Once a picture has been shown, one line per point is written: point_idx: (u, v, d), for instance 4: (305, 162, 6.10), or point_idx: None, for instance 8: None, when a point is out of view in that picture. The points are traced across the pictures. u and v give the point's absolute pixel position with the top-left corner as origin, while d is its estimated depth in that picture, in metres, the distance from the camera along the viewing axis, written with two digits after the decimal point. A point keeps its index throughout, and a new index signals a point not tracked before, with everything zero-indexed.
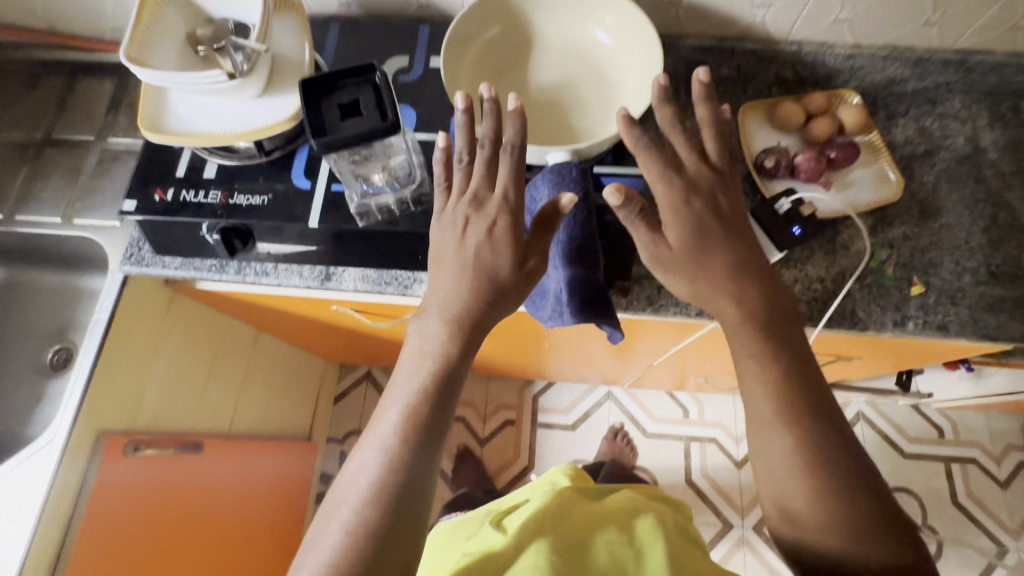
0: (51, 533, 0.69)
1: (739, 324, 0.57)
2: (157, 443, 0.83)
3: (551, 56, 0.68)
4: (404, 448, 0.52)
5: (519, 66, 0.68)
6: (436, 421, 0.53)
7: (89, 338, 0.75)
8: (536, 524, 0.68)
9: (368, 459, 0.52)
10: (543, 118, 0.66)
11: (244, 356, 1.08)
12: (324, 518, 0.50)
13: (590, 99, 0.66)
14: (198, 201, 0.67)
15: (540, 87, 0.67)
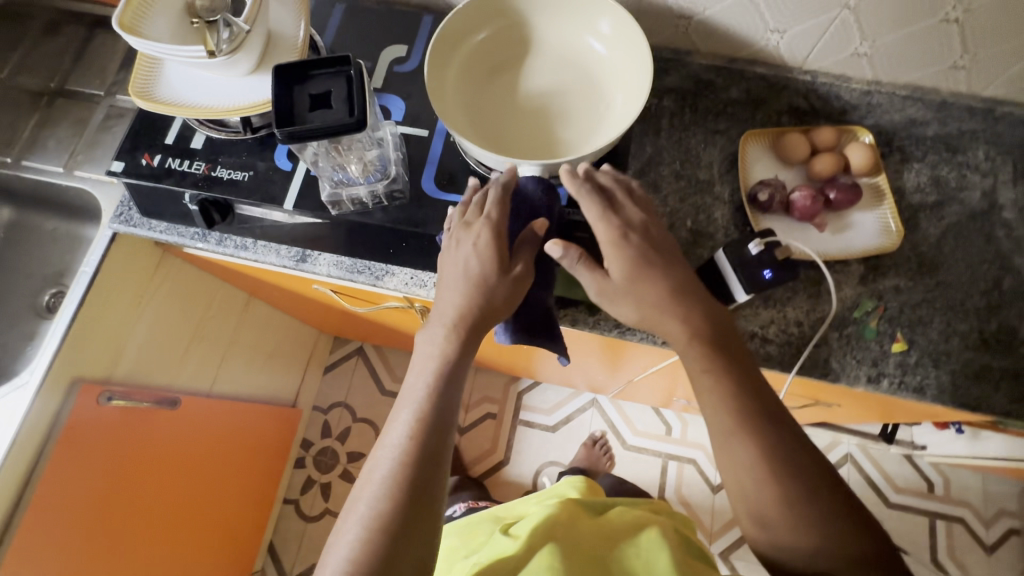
0: (19, 465, 0.74)
1: (687, 341, 0.56)
2: (131, 396, 0.86)
3: (544, 62, 0.66)
4: (413, 445, 0.53)
5: (510, 71, 0.66)
6: (440, 417, 0.55)
7: (73, 288, 0.78)
8: (548, 528, 0.68)
9: (381, 458, 0.53)
10: (526, 126, 0.64)
11: (233, 321, 1.10)
12: (345, 517, 0.53)
13: (577, 111, 0.64)
14: (182, 170, 0.68)
15: (528, 95, 0.66)
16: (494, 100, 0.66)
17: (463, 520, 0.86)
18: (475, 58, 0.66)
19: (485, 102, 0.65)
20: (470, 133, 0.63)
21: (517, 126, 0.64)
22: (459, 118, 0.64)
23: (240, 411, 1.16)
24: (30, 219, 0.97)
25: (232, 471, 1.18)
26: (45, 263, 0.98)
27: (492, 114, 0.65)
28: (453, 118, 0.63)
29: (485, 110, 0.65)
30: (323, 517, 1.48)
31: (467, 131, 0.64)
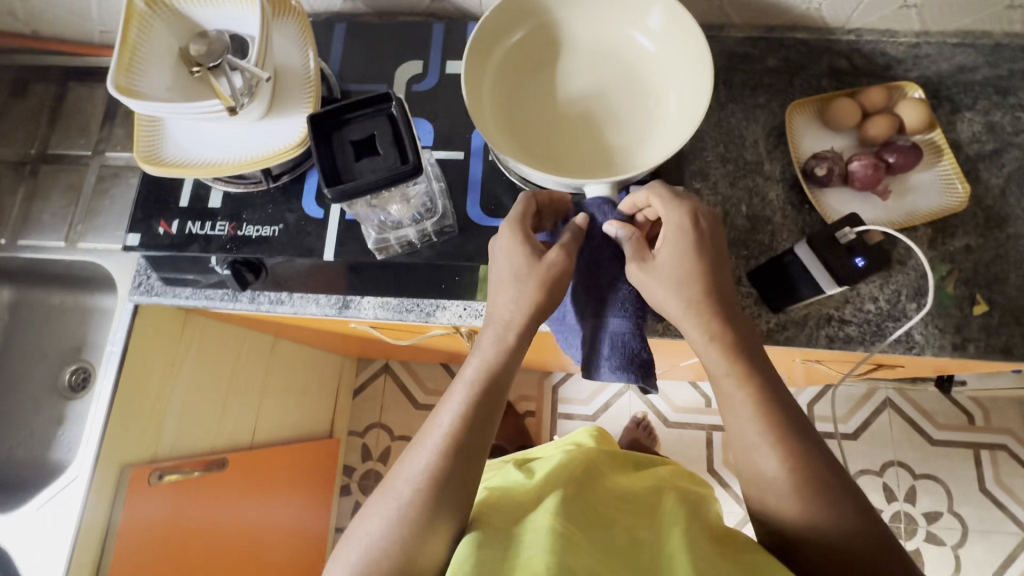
0: (84, 567, 0.70)
1: (707, 342, 0.53)
2: (180, 468, 0.82)
3: (582, 65, 0.61)
4: (451, 446, 0.51)
5: (547, 79, 0.61)
6: (484, 424, 0.52)
7: (104, 370, 0.73)
8: (565, 478, 0.61)
9: (418, 456, 0.52)
10: (572, 137, 0.60)
11: (263, 365, 1.06)
12: (372, 504, 0.51)
13: (625, 115, 0.60)
14: (206, 233, 0.62)
15: (570, 103, 0.61)
16: (534, 112, 0.60)
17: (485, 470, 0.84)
18: (509, 68, 0.61)
19: (524, 115, 0.60)
20: (514, 152, 0.58)
21: (562, 139, 0.60)
22: (500, 136, 0.59)
23: (283, 456, 1.12)
24: (34, 295, 0.92)
25: (283, 517, 1.14)
26: (57, 339, 0.93)
27: (534, 127, 0.60)
28: (496, 137, 0.58)
29: (525, 123, 0.60)
30: None
31: (510, 150, 0.59)
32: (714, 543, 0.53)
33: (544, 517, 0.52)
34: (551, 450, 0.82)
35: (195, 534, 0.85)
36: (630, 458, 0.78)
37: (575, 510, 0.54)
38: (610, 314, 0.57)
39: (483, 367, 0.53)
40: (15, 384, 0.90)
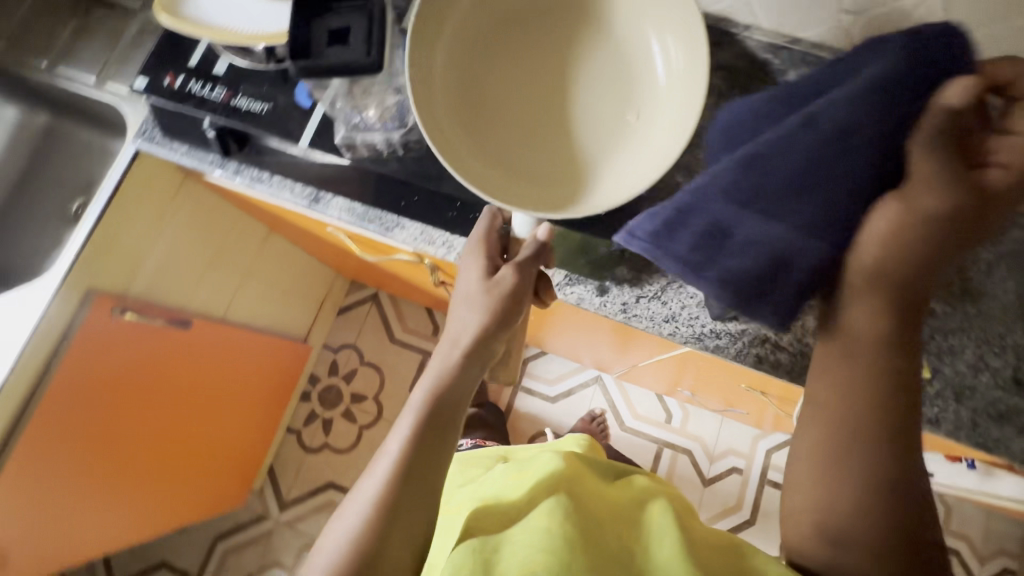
0: (33, 363, 0.77)
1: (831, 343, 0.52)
2: (144, 311, 0.88)
3: (571, 76, 0.59)
4: (425, 415, 0.57)
5: (528, 78, 0.59)
6: (457, 393, 0.58)
7: (96, 202, 0.80)
8: (557, 480, 0.67)
9: (399, 431, 0.57)
10: (512, 141, 0.57)
11: (251, 251, 1.12)
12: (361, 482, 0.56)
13: (591, 138, 0.56)
14: (202, 94, 0.66)
15: (543, 112, 0.58)
16: (502, 105, 0.57)
17: (469, 457, 0.90)
18: (486, 54, 0.58)
19: (493, 106, 0.57)
20: (462, 136, 0.55)
21: (521, 145, 0.56)
22: (443, 110, 0.55)
23: (251, 341, 1.19)
24: (66, 126, 0.99)
25: (235, 398, 1.21)
26: (76, 172, 1.00)
27: (495, 120, 0.57)
28: (435, 102, 0.54)
29: (489, 118, 0.57)
30: (323, 450, 1.55)
31: (442, 116, 0.55)
32: (701, 558, 0.57)
33: (533, 523, 0.60)
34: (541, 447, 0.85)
35: (145, 375, 0.92)
36: (625, 465, 0.79)
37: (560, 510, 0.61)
38: (806, 229, 0.51)
39: (458, 340, 0.58)
40: (30, 200, 0.99)
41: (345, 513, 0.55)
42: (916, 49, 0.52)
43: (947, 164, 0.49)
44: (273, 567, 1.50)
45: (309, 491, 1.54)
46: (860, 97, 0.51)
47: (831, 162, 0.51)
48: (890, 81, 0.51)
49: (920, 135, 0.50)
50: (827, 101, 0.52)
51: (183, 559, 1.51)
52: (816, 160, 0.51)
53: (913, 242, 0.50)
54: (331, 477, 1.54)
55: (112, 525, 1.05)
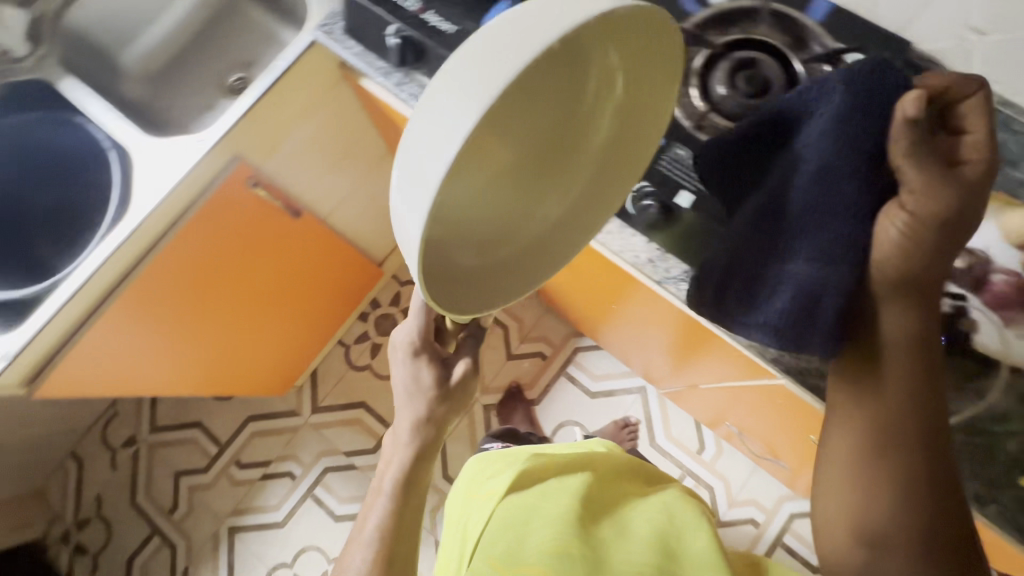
0: (174, 206, 0.83)
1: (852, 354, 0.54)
2: (270, 190, 0.93)
3: (555, 99, 0.50)
4: (408, 455, 0.70)
5: (502, 120, 0.46)
6: (432, 425, 0.71)
7: (264, 76, 0.84)
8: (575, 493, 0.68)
9: (388, 472, 0.70)
10: (472, 225, 0.53)
11: (367, 165, 1.16)
12: (367, 510, 0.70)
13: (535, 204, 0.56)
14: (398, 3, 0.70)
15: (515, 145, 0.50)
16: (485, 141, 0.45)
17: (501, 453, 0.89)
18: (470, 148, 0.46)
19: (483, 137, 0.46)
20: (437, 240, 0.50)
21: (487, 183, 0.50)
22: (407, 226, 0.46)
23: (340, 247, 1.24)
24: (244, 3, 1.05)
25: (309, 297, 1.28)
26: (239, 48, 1.05)
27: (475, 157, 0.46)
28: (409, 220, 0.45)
29: (465, 227, 0.52)
30: (365, 370, 1.62)
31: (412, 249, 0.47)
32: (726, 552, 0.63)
33: (565, 502, 0.66)
34: (568, 446, 0.89)
35: (250, 245, 0.97)
36: (643, 467, 0.86)
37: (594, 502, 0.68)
38: (819, 258, 0.48)
39: (419, 402, 0.70)
40: (193, 62, 1.05)
41: (367, 525, 0.69)
42: (868, 85, 0.46)
43: (941, 169, 0.45)
44: (291, 461, 1.58)
45: (341, 404, 1.61)
46: (838, 131, 0.47)
47: (835, 200, 0.47)
48: (858, 103, 0.46)
49: (916, 130, 0.44)
50: (796, 146, 0.50)
51: (216, 427, 1.62)
52: (816, 202, 0.48)
53: (917, 258, 0.48)
54: (364, 397, 1.61)
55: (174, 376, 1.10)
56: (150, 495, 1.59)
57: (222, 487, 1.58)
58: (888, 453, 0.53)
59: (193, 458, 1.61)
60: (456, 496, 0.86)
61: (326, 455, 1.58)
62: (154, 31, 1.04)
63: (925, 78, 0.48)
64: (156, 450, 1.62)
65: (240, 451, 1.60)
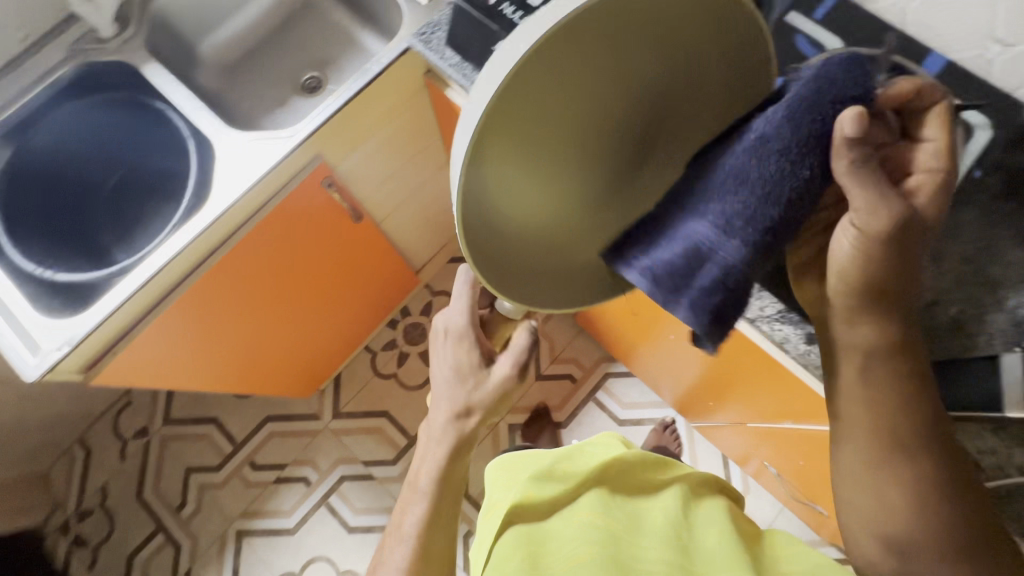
0: (252, 202, 0.82)
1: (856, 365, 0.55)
2: (342, 193, 0.92)
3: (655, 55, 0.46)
4: (438, 458, 0.71)
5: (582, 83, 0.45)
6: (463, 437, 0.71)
7: (355, 79, 0.83)
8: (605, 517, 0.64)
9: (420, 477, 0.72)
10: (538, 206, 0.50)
11: (426, 173, 1.15)
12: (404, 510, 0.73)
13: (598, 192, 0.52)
14: (513, 19, 0.69)
15: (603, 129, 0.48)
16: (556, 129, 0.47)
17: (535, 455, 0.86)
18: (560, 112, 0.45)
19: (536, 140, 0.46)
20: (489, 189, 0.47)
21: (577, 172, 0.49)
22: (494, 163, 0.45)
23: (389, 252, 1.23)
24: (325, 3, 1.05)
25: (350, 301, 1.27)
26: (316, 46, 1.05)
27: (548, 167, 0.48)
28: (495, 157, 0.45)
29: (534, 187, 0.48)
30: (391, 379, 1.60)
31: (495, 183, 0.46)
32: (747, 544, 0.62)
33: (583, 517, 0.65)
34: (591, 447, 0.83)
35: (311, 243, 0.95)
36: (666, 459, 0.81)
37: (614, 509, 0.66)
38: (738, 229, 0.45)
39: (449, 405, 0.71)
40: (270, 55, 1.05)
41: (405, 525, 0.71)
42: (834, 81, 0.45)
43: (880, 186, 0.48)
44: (308, 466, 1.54)
45: (364, 411, 1.58)
46: (798, 115, 0.44)
47: (769, 175, 0.44)
48: (821, 87, 0.45)
49: (864, 145, 0.45)
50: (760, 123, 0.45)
51: (233, 424, 1.59)
52: (766, 189, 0.44)
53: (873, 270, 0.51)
54: (388, 406, 1.58)
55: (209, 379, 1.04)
56: (158, 489, 1.54)
57: (233, 487, 1.53)
58: (899, 459, 0.54)
59: (206, 454, 1.56)
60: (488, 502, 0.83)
61: (343, 462, 1.54)
62: (233, 23, 1.01)
63: (896, 82, 0.48)
64: (168, 443, 1.58)
65: (255, 452, 1.56)
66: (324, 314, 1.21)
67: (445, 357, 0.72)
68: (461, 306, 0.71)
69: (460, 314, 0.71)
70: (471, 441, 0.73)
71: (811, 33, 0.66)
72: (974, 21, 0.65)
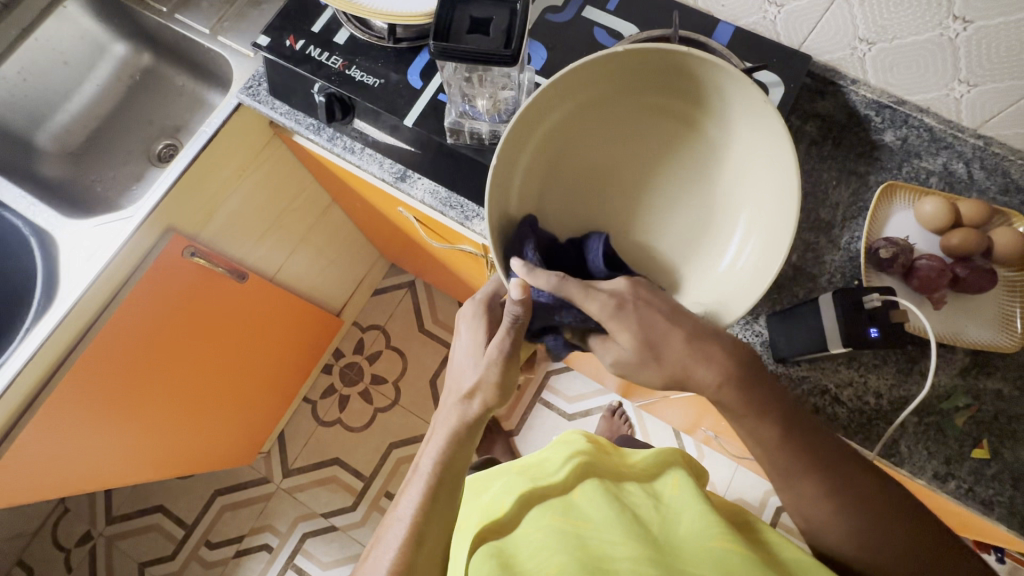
0: (106, 287, 0.80)
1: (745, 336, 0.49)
2: (211, 258, 0.90)
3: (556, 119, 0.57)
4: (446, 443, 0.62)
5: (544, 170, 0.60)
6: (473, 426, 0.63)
7: (190, 144, 0.82)
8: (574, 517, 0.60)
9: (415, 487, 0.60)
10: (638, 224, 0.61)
11: (312, 218, 1.13)
12: (385, 534, 0.59)
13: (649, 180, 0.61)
14: (320, 60, 0.70)
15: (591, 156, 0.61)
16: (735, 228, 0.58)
17: (488, 476, 0.84)
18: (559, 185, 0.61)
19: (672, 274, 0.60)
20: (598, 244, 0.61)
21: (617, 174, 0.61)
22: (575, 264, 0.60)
23: (294, 304, 1.19)
24: (164, 69, 1.03)
25: (267, 360, 1.24)
26: (165, 114, 1.04)
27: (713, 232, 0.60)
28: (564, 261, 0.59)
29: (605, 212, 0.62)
30: (335, 425, 1.56)
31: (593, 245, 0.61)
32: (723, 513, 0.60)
33: (545, 522, 0.60)
34: (547, 450, 0.81)
35: (184, 316, 0.91)
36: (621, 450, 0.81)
37: (579, 509, 0.61)
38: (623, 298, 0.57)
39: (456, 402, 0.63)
40: (119, 134, 1.03)
41: (401, 505, 0.60)
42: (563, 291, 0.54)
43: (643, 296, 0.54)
44: (267, 532, 1.50)
45: (314, 463, 1.54)
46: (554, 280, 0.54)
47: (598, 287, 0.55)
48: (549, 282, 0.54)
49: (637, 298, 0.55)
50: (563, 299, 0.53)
51: (181, 507, 1.52)
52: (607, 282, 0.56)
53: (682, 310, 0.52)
54: (337, 453, 1.54)
55: (117, 464, 1.02)
56: None
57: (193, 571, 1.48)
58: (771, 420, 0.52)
59: (158, 545, 1.50)
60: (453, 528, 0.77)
61: (303, 520, 1.50)
62: (69, 106, 1.01)
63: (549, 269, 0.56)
64: (115, 542, 1.51)
65: (209, 530, 1.50)
66: (238, 379, 1.18)
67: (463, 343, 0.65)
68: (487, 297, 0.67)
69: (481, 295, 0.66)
70: (478, 434, 0.65)
71: (606, 24, 0.71)
72: None
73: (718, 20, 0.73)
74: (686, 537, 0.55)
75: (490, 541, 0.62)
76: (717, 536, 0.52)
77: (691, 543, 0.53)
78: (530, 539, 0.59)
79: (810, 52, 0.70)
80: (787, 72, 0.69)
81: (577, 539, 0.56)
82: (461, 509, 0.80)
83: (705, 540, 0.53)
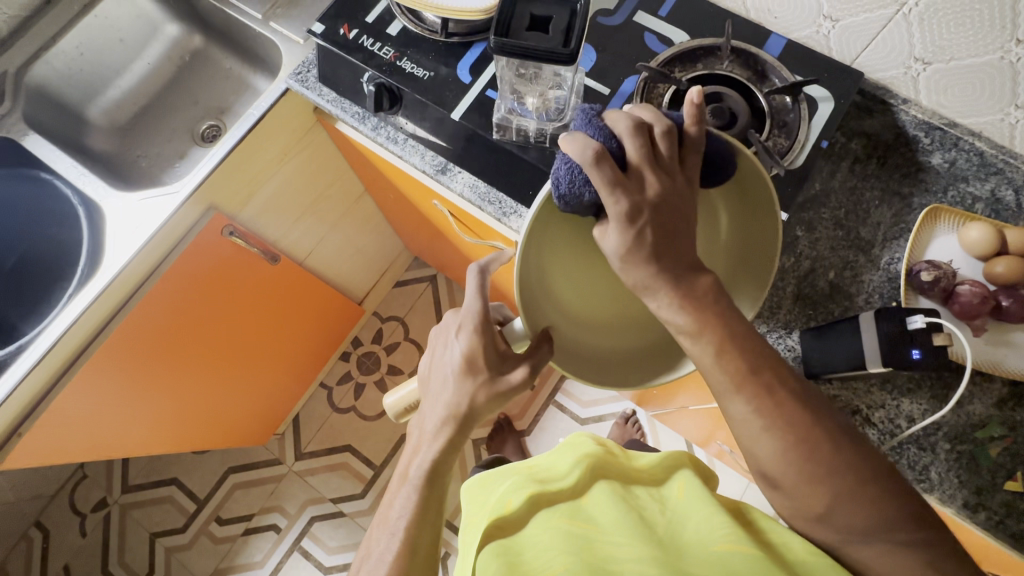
0: (148, 260, 0.82)
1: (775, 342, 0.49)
2: (247, 239, 0.92)
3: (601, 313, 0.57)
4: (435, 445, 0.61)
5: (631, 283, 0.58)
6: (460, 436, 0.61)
7: (238, 126, 0.84)
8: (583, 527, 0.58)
9: (409, 491, 0.61)
10: None
11: (344, 206, 1.14)
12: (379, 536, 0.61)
13: None
14: (372, 50, 0.72)
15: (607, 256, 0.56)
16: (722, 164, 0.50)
17: (488, 474, 0.85)
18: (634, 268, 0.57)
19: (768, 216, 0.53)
20: None
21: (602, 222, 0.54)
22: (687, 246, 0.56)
23: (318, 289, 1.20)
24: (213, 52, 1.06)
25: (291, 342, 1.25)
26: (210, 95, 1.07)
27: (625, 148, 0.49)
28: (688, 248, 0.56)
29: None
30: (350, 412, 1.58)
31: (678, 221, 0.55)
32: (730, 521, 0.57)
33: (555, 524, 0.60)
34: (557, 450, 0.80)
35: (217, 292, 0.93)
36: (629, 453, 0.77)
37: (588, 512, 0.60)
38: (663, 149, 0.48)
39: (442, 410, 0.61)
40: (165, 112, 1.06)
41: (388, 515, 0.62)
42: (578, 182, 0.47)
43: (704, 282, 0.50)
44: (275, 513, 1.52)
45: (326, 448, 1.56)
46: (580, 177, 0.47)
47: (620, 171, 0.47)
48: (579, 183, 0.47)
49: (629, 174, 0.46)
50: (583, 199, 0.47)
51: (194, 482, 1.55)
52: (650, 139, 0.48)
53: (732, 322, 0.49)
54: (349, 440, 1.56)
55: (141, 433, 1.04)
56: (125, 560, 1.50)
57: (203, 546, 1.50)
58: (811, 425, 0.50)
59: (171, 518, 1.52)
60: (464, 519, 0.77)
61: (312, 503, 1.52)
62: (120, 83, 1.04)
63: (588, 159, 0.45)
64: (129, 512, 1.54)
65: (220, 507, 1.53)
66: (262, 359, 1.20)
67: (452, 354, 0.59)
68: (473, 301, 0.58)
69: (472, 309, 0.58)
70: (465, 437, 0.63)
71: (657, 30, 0.72)
72: (796, 11, 0.74)
73: (770, 31, 0.72)
74: (693, 541, 0.53)
75: (502, 536, 0.61)
76: (721, 538, 0.51)
77: (693, 549, 0.52)
78: (542, 535, 0.59)
79: (862, 69, 0.72)
80: (837, 87, 0.69)
81: (585, 544, 0.55)
82: (467, 509, 0.79)
83: (709, 543, 0.51)
